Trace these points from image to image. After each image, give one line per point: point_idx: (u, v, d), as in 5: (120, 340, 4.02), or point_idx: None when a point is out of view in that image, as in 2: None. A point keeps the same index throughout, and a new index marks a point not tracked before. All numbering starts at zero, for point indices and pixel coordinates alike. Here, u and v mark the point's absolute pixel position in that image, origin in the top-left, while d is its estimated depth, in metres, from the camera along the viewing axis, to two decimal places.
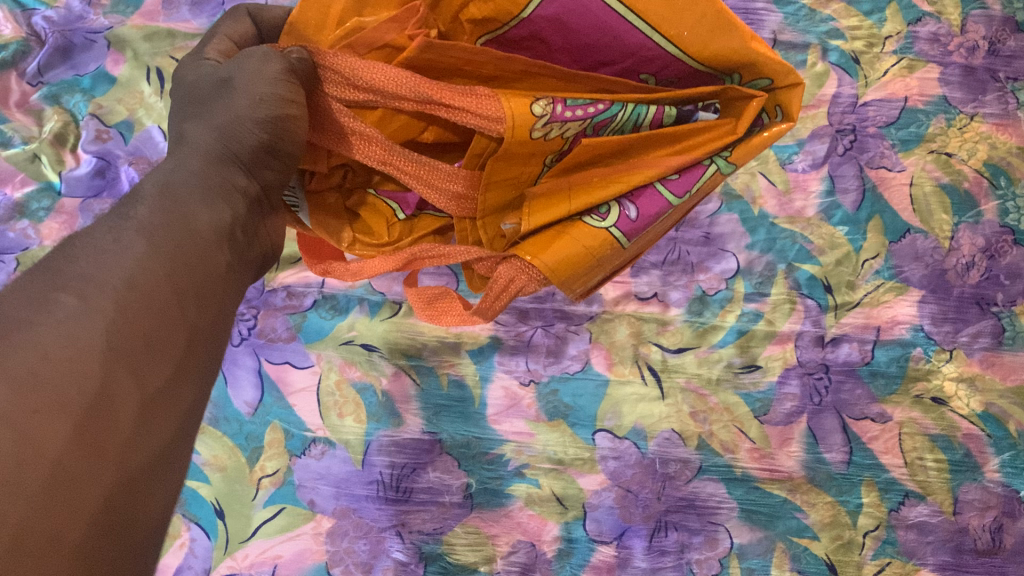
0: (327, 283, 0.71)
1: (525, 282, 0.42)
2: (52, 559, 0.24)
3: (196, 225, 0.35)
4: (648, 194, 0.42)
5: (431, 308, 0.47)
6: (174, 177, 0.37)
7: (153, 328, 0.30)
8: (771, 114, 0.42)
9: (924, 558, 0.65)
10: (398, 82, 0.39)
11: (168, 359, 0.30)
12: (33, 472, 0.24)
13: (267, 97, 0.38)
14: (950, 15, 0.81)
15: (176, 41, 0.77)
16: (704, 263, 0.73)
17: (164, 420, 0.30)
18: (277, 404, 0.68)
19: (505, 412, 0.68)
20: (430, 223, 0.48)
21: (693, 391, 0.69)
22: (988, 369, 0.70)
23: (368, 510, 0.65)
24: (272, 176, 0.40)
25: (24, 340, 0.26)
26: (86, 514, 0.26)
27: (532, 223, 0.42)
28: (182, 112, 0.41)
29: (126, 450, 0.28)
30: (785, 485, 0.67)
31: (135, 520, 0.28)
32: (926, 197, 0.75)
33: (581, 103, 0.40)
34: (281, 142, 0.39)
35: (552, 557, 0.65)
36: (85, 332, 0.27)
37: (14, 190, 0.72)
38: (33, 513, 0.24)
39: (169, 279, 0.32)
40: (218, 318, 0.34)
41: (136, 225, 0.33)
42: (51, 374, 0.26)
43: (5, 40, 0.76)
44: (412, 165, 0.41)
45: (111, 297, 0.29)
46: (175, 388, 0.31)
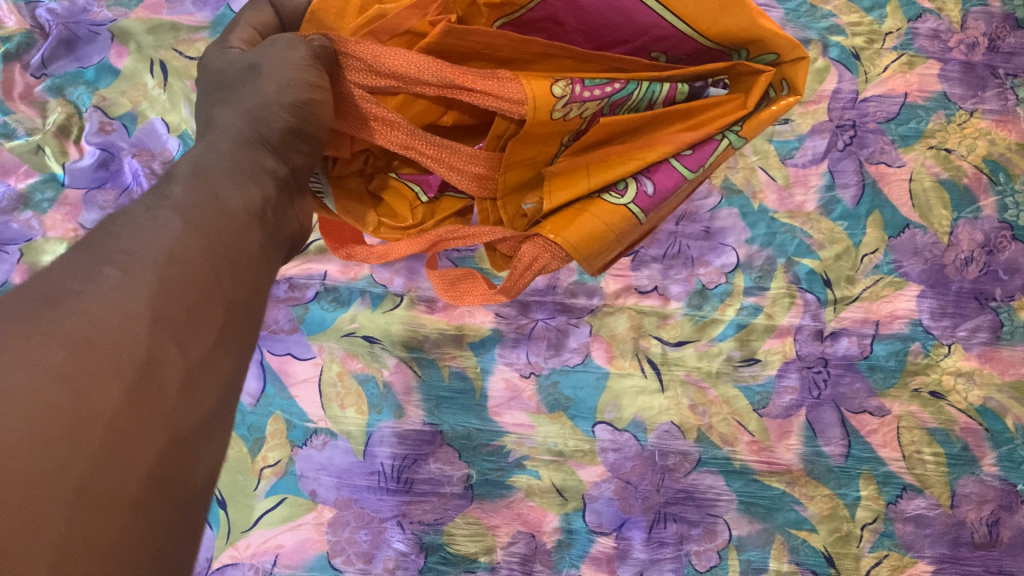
0: (329, 276, 0.72)
1: (548, 259, 0.44)
2: (112, 513, 0.25)
3: (229, 204, 0.36)
4: (664, 169, 0.44)
5: (452, 290, 0.50)
6: (206, 159, 0.38)
7: (194, 299, 0.31)
8: (778, 88, 0.44)
9: (922, 551, 0.66)
10: (419, 66, 0.40)
11: (209, 329, 0.31)
12: (92, 428, 0.25)
13: (292, 82, 0.39)
14: (950, 12, 0.81)
15: (180, 34, 0.78)
16: (705, 257, 0.73)
17: (209, 386, 0.30)
18: (279, 396, 0.68)
19: (506, 404, 0.68)
20: (451, 204, 0.50)
21: (693, 384, 0.69)
22: (986, 363, 0.70)
23: (369, 501, 0.66)
24: (299, 159, 0.42)
25: (74, 307, 0.27)
26: (143, 471, 0.26)
27: (553, 202, 0.44)
28: (210, 100, 0.43)
29: (175, 412, 0.28)
30: (784, 478, 0.67)
31: (188, 480, 0.29)
32: (925, 192, 0.75)
33: (599, 83, 0.41)
34: (306, 125, 0.41)
35: (552, 548, 0.65)
36: (131, 301, 0.28)
37: (18, 181, 0.72)
38: (94, 465, 0.25)
39: (207, 253, 0.33)
40: (253, 293, 0.35)
41: (171, 205, 0.34)
42: (103, 338, 0.27)
43: (9, 33, 0.76)
44: (434, 149, 0.42)
45: (152, 268, 0.30)
46: (216, 357, 0.31)
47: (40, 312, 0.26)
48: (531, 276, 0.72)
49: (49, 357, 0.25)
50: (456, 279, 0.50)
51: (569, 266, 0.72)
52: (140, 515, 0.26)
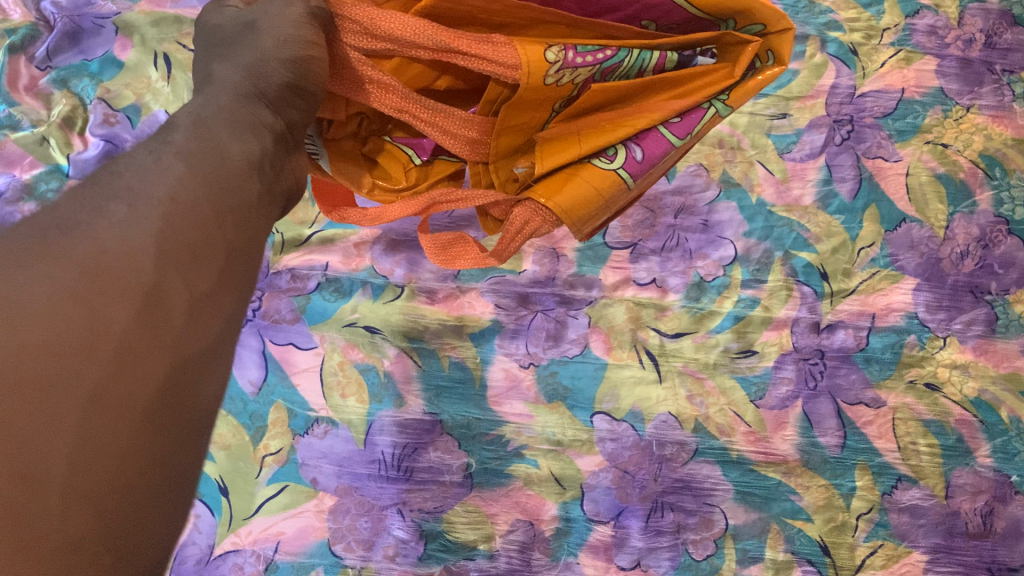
0: (331, 267, 0.72)
1: (539, 224, 0.45)
2: (123, 423, 0.26)
3: (229, 152, 0.36)
4: (653, 136, 0.46)
5: (444, 254, 0.51)
6: (207, 111, 0.38)
7: (197, 236, 0.31)
8: (763, 58, 0.46)
9: (916, 541, 0.66)
10: (416, 31, 0.40)
11: (212, 267, 0.31)
12: (103, 345, 0.26)
13: (291, 38, 0.40)
14: (947, 8, 0.82)
15: (183, 28, 0.79)
16: (702, 250, 0.74)
17: (211, 320, 0.31)
18: (281, 384, 0.69)
19: (506, 394, 0.69)
20: (444, 168, 0.50)
21: (690, 374, 0.70)
22: (981, 356, 0.71)
23: (369, 489, 0.66)
24: (296, 115, 0.42)
25: (83, 233, 0.28)
26: (150, 390, 0.27)
27: (545, 166, 0.45)
28: (207, 55, 0.43)
29: (179, 340, 0.29)
30: (780, 468, 0.68)
31: (193, 405, 0.29)
32: (922, 187, 0.76)
33: (591, 50, 0.42)
34: (304, 82, 0.41)
35: (550, 536, 0.66)
36: (138, 230, 0.29)
37: (23, 172, 0.73)
38: (104, 379, 0.25)
39: (209, 194, 0.33)
40: (252, 239, 0.35)
41: (174, 149, 0.34)
42: (112, 262, 0.27)
43: (14, 26, 0.77)
44: (428, 112, 0.43)
45: (157, 205, 0.30)
46: (219, 293, 0.31)
47: (49, 237, 0.27)
48: (530, 268, 0.73)
49: (61, 276, 0.26)
50: (446, 241, 0.50)
51: (568, 258, 0.73)
52: (148, 430, 0.27)
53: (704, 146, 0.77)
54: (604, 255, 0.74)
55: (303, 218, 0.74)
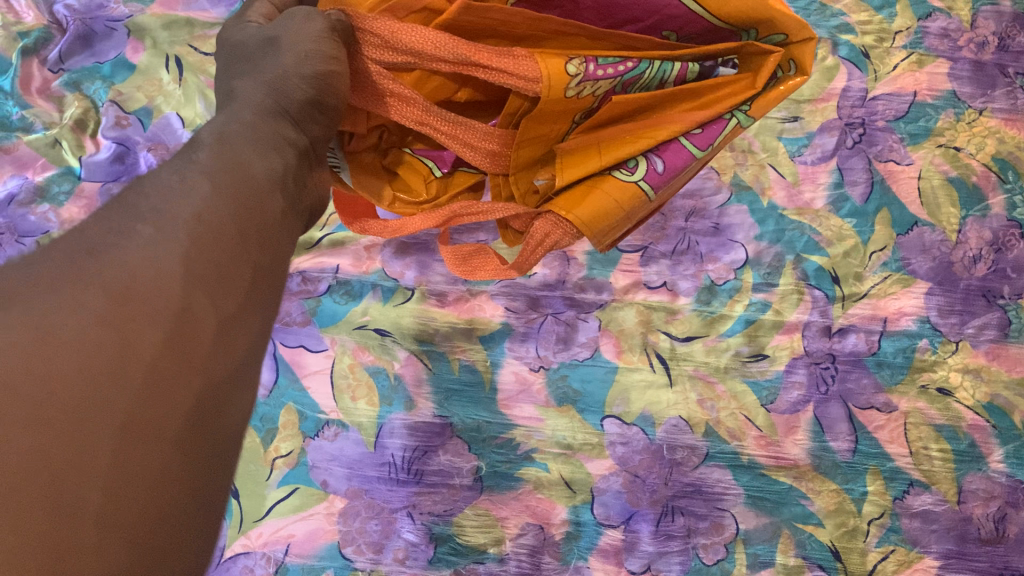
0: (341, 270, 0.72)
1: (559, 237, 0.45)
2: (154, 450, 0.26)
3: (253, 169, 0.36)
4: (674, 148, 0.45)
5: (465, 264, 0.51)
6: (230, 127, 0.38)
7: (224, 257, 0.31)
8: (785, 68, 0.45)
9: (928, 546, 0.66)
10: (437, 45, 0.40)
11: (238, 288, 0.31)
12: (133, 370, 0.26)
13: (313, 53, 0.40)
14: (960, 11, 0.82)
15: (195, 30, 0.79)
16: (713, 253, 0.74)
17: (239, 342, 0.31)
18: (292, 386, 0.69)
19: (516, 397, 0.69)
20: (465, 179, 0.50)
21: (701, 378, 0.70)
22: (993, 360, 0.71)
23: (379, 491, 0.66)
24: (317, 130, 0.42)
25: (110, 259, 0.28)
26: (180, 415, 0.27)
27: (564, 178, 0.45)
28: (229, 72, 0.43)
29: (208, 364, 0.29)
30: (791, 472, 0.68)
31: (222, 429, 0.29)
32: (934, 190, 0.76)
33: (611, 62, 0.42)
34: (326, 98, 0.41)
35: (560, 539, 0.66)
36: (165, 254, 0.29)
37: (35, 174, 0.73)
38: (136, 406, 0.25)
39: (236, 214, 0.33)
40: (278, 258, 0.35)
41: (200, 168, 0.34)
42: (140, 287, 0.27)
43: (27, 28, 0.77)
44: (448, 125, 0.43)
45: (185, 226, 0.30)
46: (245, 315, 0.31)
47: (79, 262, 0.27)
48: (540, 271, 0.73)
49: (92, 302, 0.26)
50: (466, 251, 0.50)
51: (578, 261, 0.73)
52: (180, 455, 0.27)
53: (715, 149, 0.77)
54: (614, 259, 0.74)
55: (313, 221, 0.74)
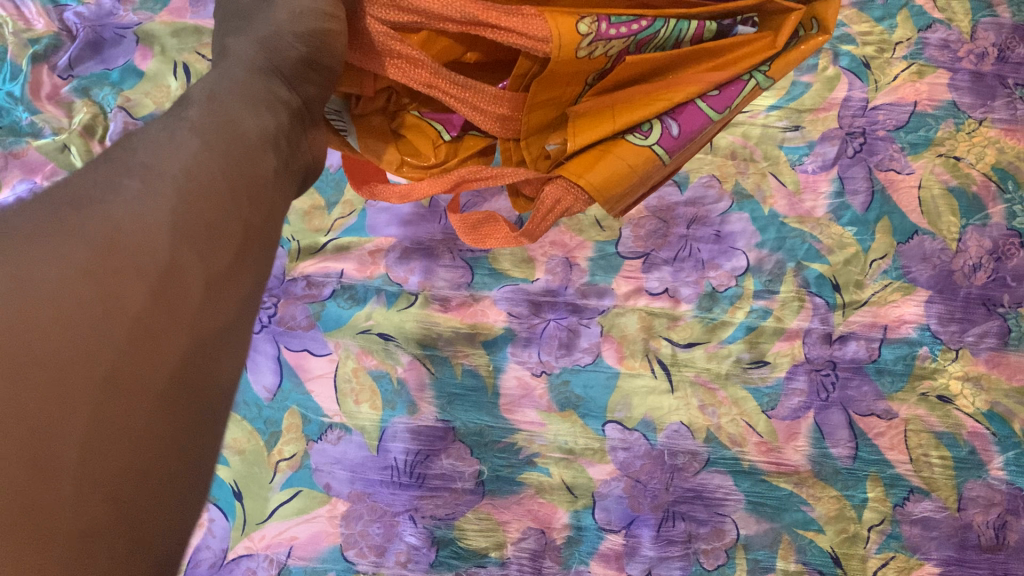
0: (346, 275, 0.73)
1: (570, 203, 0.46)
2: (136, 405, 0.26)
3: (243, 128, 0.36)
4: (690, 110, 0.46)
5: (475, 232, 0.52)
6: (220, 86, 0.38)
7: (212, 214, 0.32)
8: (804, 29, 0.48)
9: (928, 553, 0.66)
10: (444, 1, 0.41)
11: (228, 247, 0.32)
12: (117, 323, 0.26)
13: (307, 10, 0.42)
14: (960, 22, 0.83)
15: (203, 38, 0.80)
16: (715, 260, 0.74)
17: (228, 301, 0.31)
18: (296, 390, 0.69)
19: (519, 402, 0.69)
20: (474, 143, 0.51)
21: (702, 384, 0.70)
22: (993, 368, 0.71)
23: (382, 495, 0.67)
24: (313, 90, 0.43)
25: (97, 213, 0.28)
26: (166, 370, 0.28)
27: (578, 142, 0.45)
28: (225, 29, 0.44)
29: (196, 321, 0.29)
30: (791, 478, 0.68)
31: (209, 385, 0.30)
32: (934, 200, 0.76)
33: (625, 21, 0.42)
34: (320, 56, 0.43)
35: (561, 544, 0.66)
36: (152, 211, 0.30)
37: (44, 178, 0.73)
38: (120, 359, 0.26)
39: (225, 174, 0.33)
40: (271, 217, 0.36)
41: (188, 125, 0.34)
42: (125, 242, 0.28)
43: (38, 36, 0.79)
44: (457, 88, 0.44)
45: (171, 183, 0.31)
46: (235, 273, 0.32)
47: (64, 214, 0.28)
48: (543, 278, 0.73)
49: (75, 255, 0.27)
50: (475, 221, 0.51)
51: (581, 267, 0.74)
52: (165, 410, 0.27)
53: (716, 157, 0.78)
54: (616, 265, 0.74)
55: (318, 226, 0.75)
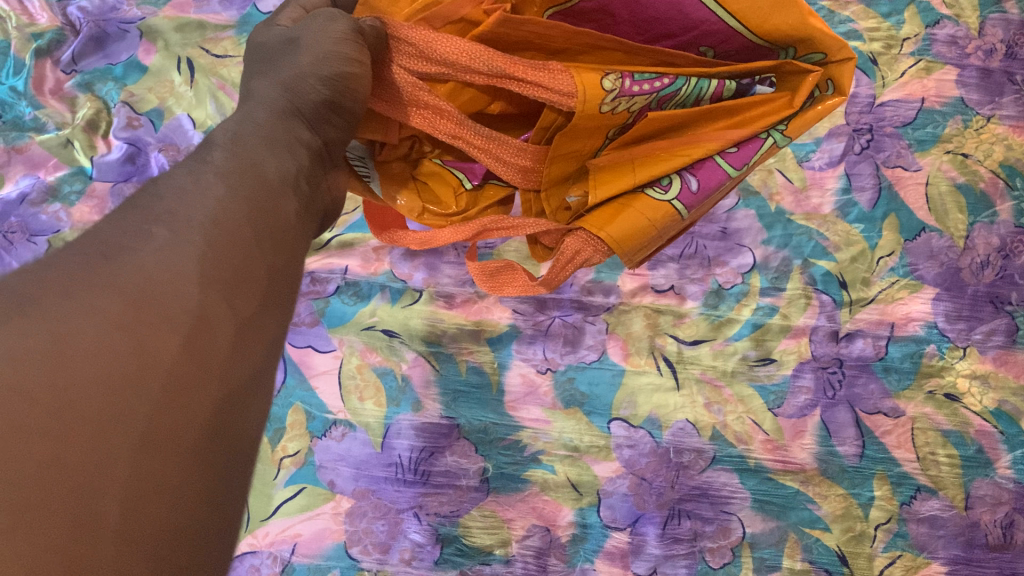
0: (350, 271, 0.73)
1: (590, 253, 0.45)
2: (173, 459, 0.25)
3: (265, 172, 0.36)
4: (709, 166, 0.45)
5: (491, 280, 0.50)
6: (244, 128, 0.38)
7: (238, 262, 0.31)
8: (823, 88, 0.44)
9: (935, 552, 0.66)
10: (472, 55, 0.40)
11: (254, 293, 0.31)
12: (154, 374, 0.26)
13: (331, 54, 0.41)
14: (968, 18, 0.82)
15: (207, 33, 0.79)
16: (721, 258, 0.74)
17: (255, 350, 0.31)
18: (300, 387, 0.69)
19: (523, 399, 0.69)
20: (495, 193, 0.51)
21: (708, 382, 0.70)
22: (1001, 367, 0.70)
23: (387, 492, 0.66)
24: (332, 132, 0.43)
25: (128, 262, 0.28)
26: (200, 420, 0.27)
27: (598, 196, 0.45)
28: (251, 70, 0.44)
29: (226, 370, 0.29)
30: (798, 477, 0.68)
31: (239, 436, 0.29)
32: (942, 197, 0.76)
33: (647, 78, 0.42)
34: (342, 99, 0.42)
35: (566, 542, 0.66)
36: (181, 258, 0.29)
37: (47, 174, 0.74)
38: (156, 411, 0.25)
39: (249, 219, 0.33)
40: (291, 262, 0.35)
41: (214, 171, 0.34)
42: (157, 291, 0.28)
43: (40, 30, 0.78)
44: (481, 139, 0.43)
45: (199, 230, 0.31)
46: (260, 320, 0.32)
47: (95, 264, 0.27)
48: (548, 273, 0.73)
49: (109, 307, 0.26)
50: (493, 271, 0.50)
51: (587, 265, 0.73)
52: (199, 461, 0.26)
53: None
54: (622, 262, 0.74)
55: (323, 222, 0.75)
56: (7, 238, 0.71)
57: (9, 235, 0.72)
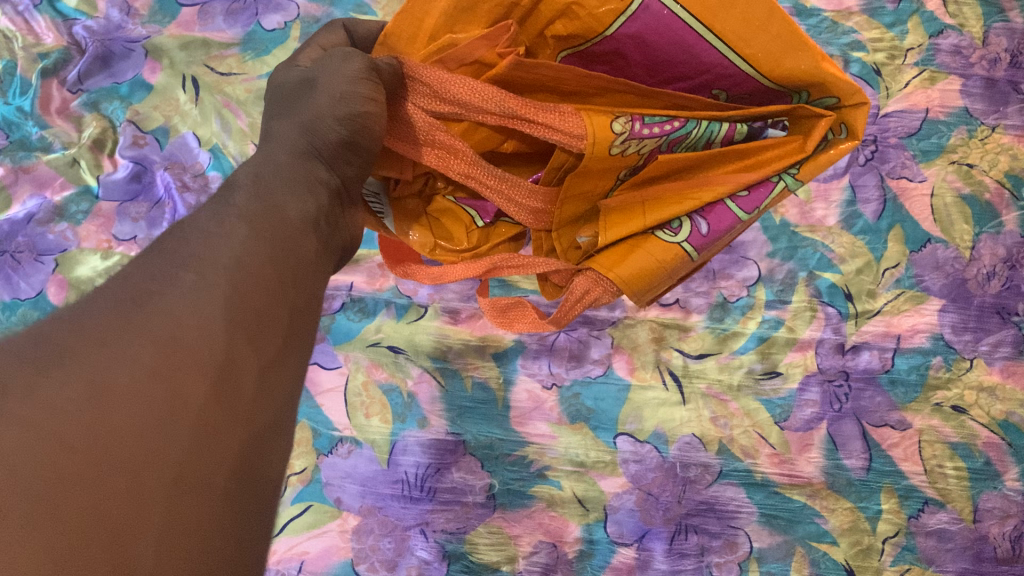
0: (355, 287, 0.73)
1: (600, 293, 0.46)
2: (203, 505, 0.26)
3: (286, 212, 0.36)
4: (719, 210, 0.45)
5: (502, 316, 0.50)
6: (265, 169, 0.39)
7: (263, 303, 0.31)
8: (837, 131, 0.44)
9: (943, 565, 0.66)
10: (485, 96, 0.42)
11: (277, 333, 0.32)
12: (183, 424, 0.26)
13: (347, 94, 0.41)
14: (972, 28, 0.82)
15: (212, 51, 0.80)
16: (726, 270, 0.74)
17: (277, 391, 0.31)
18: (306, 404, 0.69)
19: (530, 414, 0.69)
20: (507, 230, 0.52)
21: (714, 396, 0.70)
22: (1009, 378, 0.70)
23: (393, 509, 0.66)
24: (350, 171, 0.42)
25: (157, 308, 0.28)
26: (227, 465, 0.27)
27: (609, 237, 0.45)
28: (270, 111, 0.44)
29: (251, 413, 0.29)
30: (805, 490, 0.67)
31: (262, 478, 0.29)
32: (947, 208, 0.76)
33: (658, 121, 0.43)
34: (359, 139, 0.42)
35: (573, 557, 0.66)
36: (208, 302, 0.29)
37: (54, 193, 0.75)
38: (186, 459, 0.26)
39: (272, 260, 0.33)
40: (312, 300, 0.35)
41: (236, 212, 0.34)
42: (187, 337, 0.28)
43: (47, 50, 0.78)
44: (494, 180, 0.44)
45: (224, 272, 0.31)
46: (282, 360, 0.32)
47: (126, 310, 0.28)
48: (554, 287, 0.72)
49: (140, 355, 0.26)
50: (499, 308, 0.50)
51: None
52: (226, 506, 0.27)
53: None
54: None
55: None
56: (15, 258, 0.72)
57: (17, 255, 0.72)
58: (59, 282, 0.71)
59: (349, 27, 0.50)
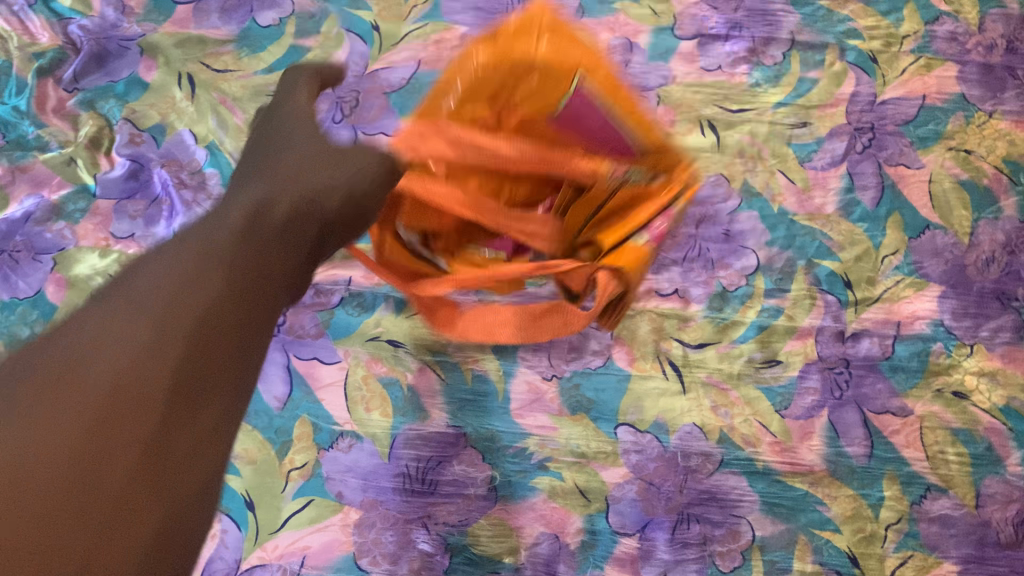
0: (354, 282, 0.73)
1: None
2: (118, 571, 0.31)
3: (249, 264, 0.41)
4: None
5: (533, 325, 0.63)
6: (198, 225, 0.42)
7: (191, 377, 0.36)
8: None
9: (947, 551, 0.66)
10: None
11: (208, 412, 0.36)
12: (101, 502, 0.31)
13: (329, 178, 0.46)
14: (967, 15, 0.82)
15: (207, 48, 0.80)
16: (725, 260, 0.74)
17: (208, 461, 0.36)
18: (306, 399, 0.69)
19: (529, 406, 0.69)
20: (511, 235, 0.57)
21: (714, 385, 0.70)
22: (1009, 363, 0.70)
23: (395, 502, 0.66)
24: (313, 228, 0.45)
25: (95, 388, 0.33)
26: (149, 530, 0.33)
27: None
28: (252, 168, 0.47)
29: (171, 489, 0.34)
30: (807, 478, 0.67)
31: (184, 542, 0.34)
32: (945, 193, 0.75)
33: None
34: (314, 206, 0.45)
35: (575, 548, 0.66)
36: (139, 382, 0.34)
37: (51, 192, 0.75)
38: (100, 535, 0.31)
39: (215, 330, 0.37)
40: (251, 369, 0.39)
41: (185, 275, 0.38)
42: (108, 423, 0.32)
43: (42, 49, 0.78)
44: (491, 215, 0.55)
45: (171, 350, 0.36)
46: (212, 434, 0.36)
47: (58, 391, 0.33)
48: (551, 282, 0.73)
49: (65, 436, 0.31)
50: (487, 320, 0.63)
51: None
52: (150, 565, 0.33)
53: (725, 155, 0.77)
54: None
55: None
56: (13, 257, 0.72)
57: (14, 254, 0.72)
58: (58, 280, 0.71)
59: (316, 75, 0.54)
